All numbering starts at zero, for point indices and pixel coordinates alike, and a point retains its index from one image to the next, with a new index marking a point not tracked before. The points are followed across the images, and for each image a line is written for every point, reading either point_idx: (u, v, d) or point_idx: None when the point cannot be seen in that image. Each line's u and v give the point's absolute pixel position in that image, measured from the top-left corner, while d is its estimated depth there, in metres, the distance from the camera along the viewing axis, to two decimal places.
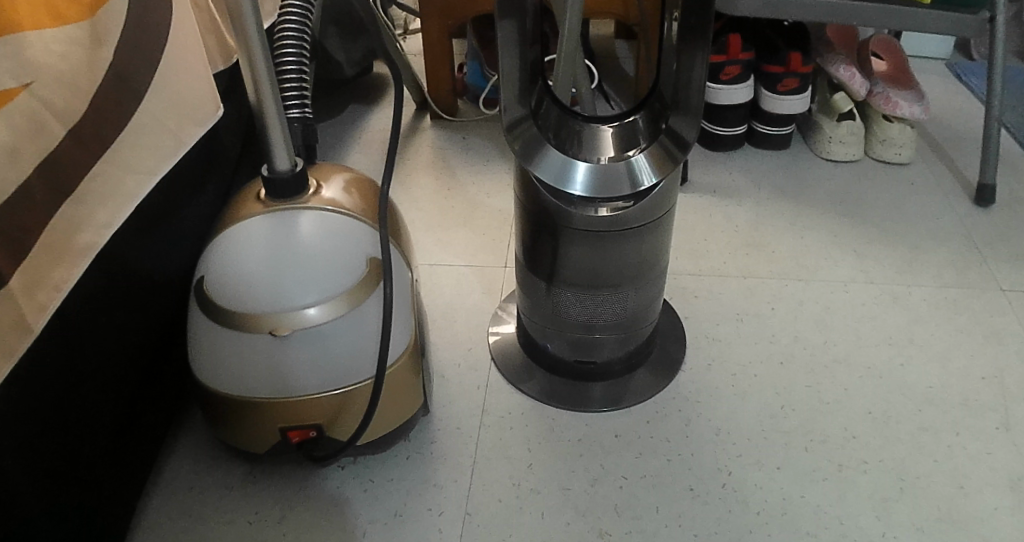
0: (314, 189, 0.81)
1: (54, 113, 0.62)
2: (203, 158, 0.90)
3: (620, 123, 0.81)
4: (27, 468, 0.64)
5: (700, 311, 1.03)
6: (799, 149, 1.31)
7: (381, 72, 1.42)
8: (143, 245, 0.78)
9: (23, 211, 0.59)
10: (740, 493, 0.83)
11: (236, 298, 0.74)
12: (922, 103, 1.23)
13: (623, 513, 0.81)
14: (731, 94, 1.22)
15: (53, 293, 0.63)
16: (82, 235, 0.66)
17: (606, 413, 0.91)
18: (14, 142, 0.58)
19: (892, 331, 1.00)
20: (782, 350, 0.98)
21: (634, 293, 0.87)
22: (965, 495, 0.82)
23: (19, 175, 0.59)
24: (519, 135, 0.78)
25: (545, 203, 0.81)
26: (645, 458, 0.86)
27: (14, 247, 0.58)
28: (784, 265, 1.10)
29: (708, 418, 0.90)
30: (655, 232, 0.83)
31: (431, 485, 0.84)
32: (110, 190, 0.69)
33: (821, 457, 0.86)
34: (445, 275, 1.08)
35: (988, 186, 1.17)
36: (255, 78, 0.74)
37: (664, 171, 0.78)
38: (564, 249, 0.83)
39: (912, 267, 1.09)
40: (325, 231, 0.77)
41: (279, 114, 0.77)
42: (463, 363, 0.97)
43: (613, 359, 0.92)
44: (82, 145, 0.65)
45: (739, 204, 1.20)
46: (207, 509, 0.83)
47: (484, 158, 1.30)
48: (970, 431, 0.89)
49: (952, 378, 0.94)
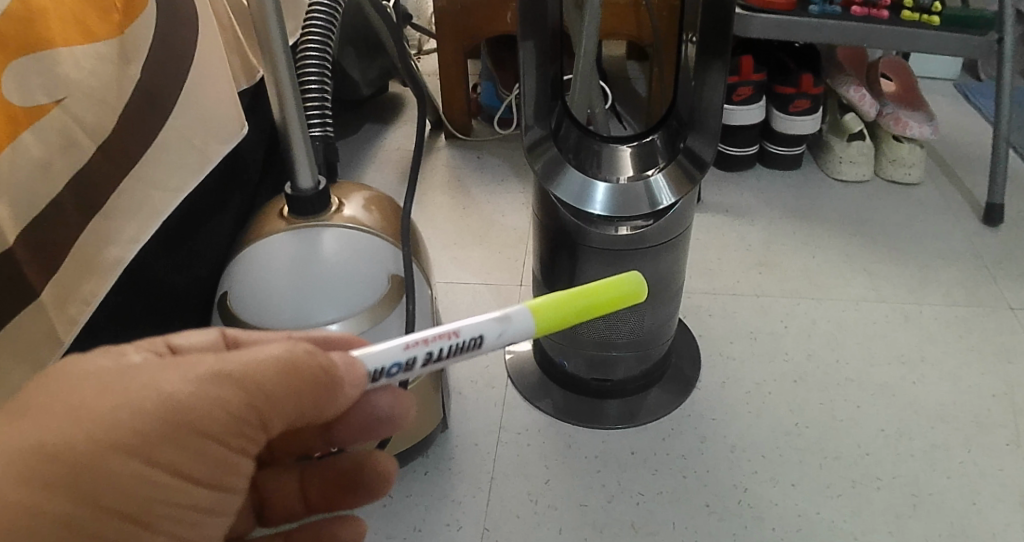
0: (336, 206, 0.82)
1: (86, 128, 0.64)
2: (227, 176, 0.91)
3: (638, 144, 0.83)
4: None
5: (714, 329, 1.04)
6: (809, 170, 1.32)
7: (396, 92, 1.44)
8: (167, 261, 0.79)
9: (53, 225, 0.62)
10: (755, 509, 0.83)
11: (260, 314, 0.75)
12: (932, 123, 1.24)
13: (640, 528, 0.82)
14: (744, 116, 1.23)
15: (82, 306, 0.65)
16: (110, 249, 0.67)
17: (621, 430, 0.92)
18: (45, 156, 0.61)
19: (904, 348, 1.01)
20: (796, 369, 0.98)
21: (652, 311, 0.87)
22: (978, 511, 0.83)
23: (49, 189, 0.61)
24: (539, 155, 0.80)
25: (564, 222, 0.82)
26: (661, 474, 0.87)
27: (44, 261, 0.61)
28: (796, 283, 1.10)
29: (724, 435, 0.91)
30: (672, 251, 0.84)
31: (450, 501, 0.85)
32: (138, 204, 0.70)
33: (835, 473, 0.87)
34: (462, 292, 1.09)
35: (996, 206, 1.18)
36: (282, 98, 0.75)
37: (682, 190, 0.79)
38: (583, 267, 0.84)
39: (923, 287, 1.09)
40: (346, 248, 0.78)
41: (303, 133, 0.78)
42: (480, 380, 0.98)
43: (629, 377, 0.93)
44: (112, 160, 0.66)
45: (751, 223, 1.21)
46: None
47: (498, 177, 1.31)
48: (982, 447, 0.89)
49: (963, 396, 0.95)
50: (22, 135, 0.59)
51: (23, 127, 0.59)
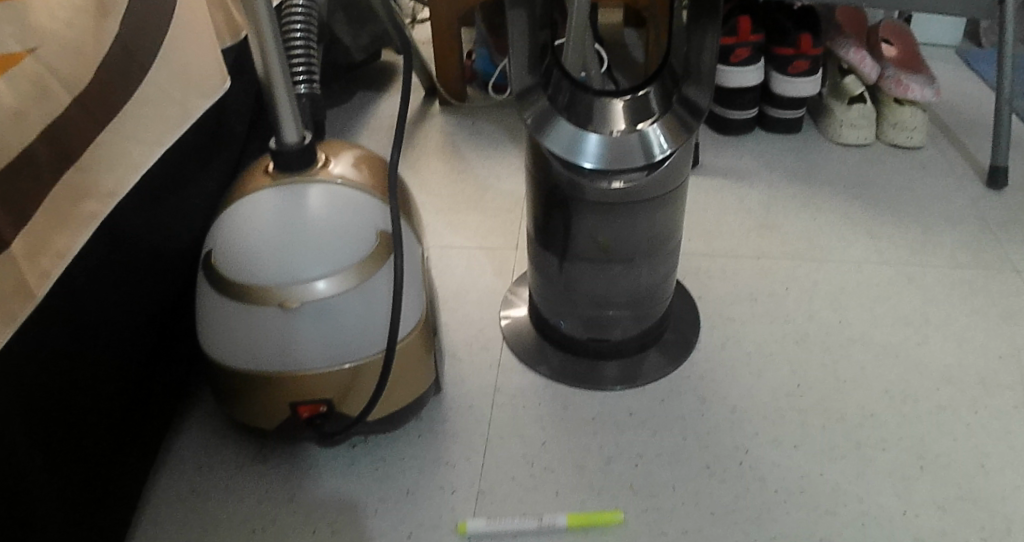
0: (322, 162, 0.80)
1: (60, 78, 0.60)
2: (211, 135, 0.88)
3: (632, 97, 0.78)
4: (33, 451, 0.62)
5: (714, 291, 1.02)
6: (810, 134, 1.30)
7: (387, 59, 1.43)
8: (152, 219, 0.77)
9: (28, 174, 0.56)
10: (756, 471, 0.82)
11: (244, 271, 0.73)
12: (933, 86, 1.22)
13: (639, 491, 0.80)
14: (742, 77, 1.21)
15: (56, 259, 0.59)
16: (89, 202, 0.63)
17: (619, 391, 0.90)
18: (20, 105, 0.56)
19: (908, 311, 0.98)
20: (798, 329, 0.96)
21: (648, 267, 0.85)
22: (986, 474, 0.81)
23: (22, 138, 0.56)
24: (530, 106, 0.78)
25: (557, 177, 0.80)
26: (659, 436, 0.85)
27: (17, 212, 0.55)
28: (797, 245, 1.08)
29: (724, 397, 0.89)
30: (668, 206, 0.82)
31: (443, 464, 0.83)
32: (114, 158, 0.66)
33: (839, 435, 0.85)
34: (456, 256, 1.07)
35: (1000, 169, 1.15)
36: (263, 49, 0.72)
37: (678, 142, 0.77)
38: (577, 223, 0.82)
39: (925, 249, 1.07)
40: (333, 204, 0.76)
41: (287, 86, 0.75)
42: (475, 342, 0.96)
43: (627, 337, 0.91)
44: (89, 114, 0.63)
45: (751, 185, 1.19)
46: (216, 489, 0.82)
47: (492, 143, 1.29)
48: (989, 409, 0.87)
49: (968, 358, 0.93)
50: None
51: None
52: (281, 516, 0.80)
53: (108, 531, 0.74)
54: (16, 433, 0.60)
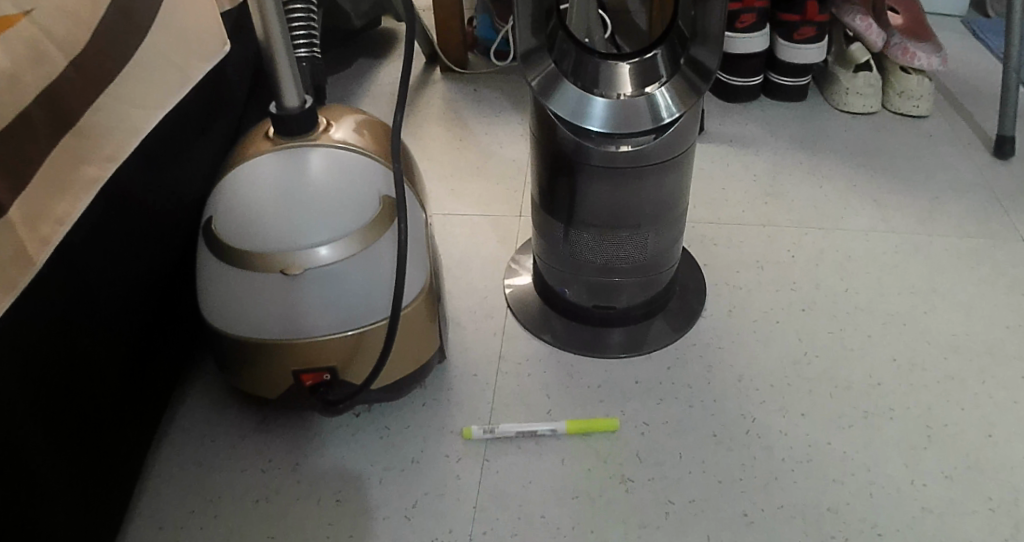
0: (324, 127, 0.78)
1: (56, 41, 0.56)
2: (210, 100, 0.87)
3: (640, 60, 0.75)
4: (34, 420, 0.61)
5: (719, 258, 1.01)
6: (815, 102, 1.28)
7: (388, 27, 1.42)
8: (151, 184, 0.76)
9: (23, 141, 0.53)
10: (764, 439, 0.81)
11: (245, 237, 0.72)
12: (941, 54, 1.20)
13: (645, 459, 0.80)
14: (747, 44, 1.20)
15: (57, 226, 0.56)
16: (86, 167, 0.60)
17: (624, 359, 0.89)
18: (13, 68, 0.52)
19: (915, 280, 0.98)
20: (804, 297, 0.95)
21: (654, 233, 0.84)
22: (994, 444, 0.80)
23: (17, 103, 0.53)
24: (536, 68, 0.76)
25: (563, 141, 0.79)
26: (666, 404, 0.84)
27: (13, 179, 0.52)
28: (804, 214, 1.07)
29: (730, 364, 0.88)
30: (675, 171, 0.81)
31: (448, 432, 0.82)
32: (115, 122, 0.63)
33: (846, 403, 0.84)
34: (460, 224, 1.06)
35: (1007, 138, 1.14)
36: (262, 10, 0.70)
37: (686, 105, 0.75)
38: (583, 187, 0.81)
39: (932, 218, 1.06)
40: (335, 169, 0.74)
41: (288, 51, 0.73)
42: (479, 310, 0.95)
43: (632, 305, 0.90)
44: (86, 79, 0.59)
45: (756, 153, 1.18)
46: (219, 458, 0.82)
47: (495, 110, 1.28)
48: (997, 379, 0.86)
49: (976, 327, 0.92)
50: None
51: None
52: (286, 485, 0.79)
53: (112, 501, 0.73)
54: (17, 400, 0.59)
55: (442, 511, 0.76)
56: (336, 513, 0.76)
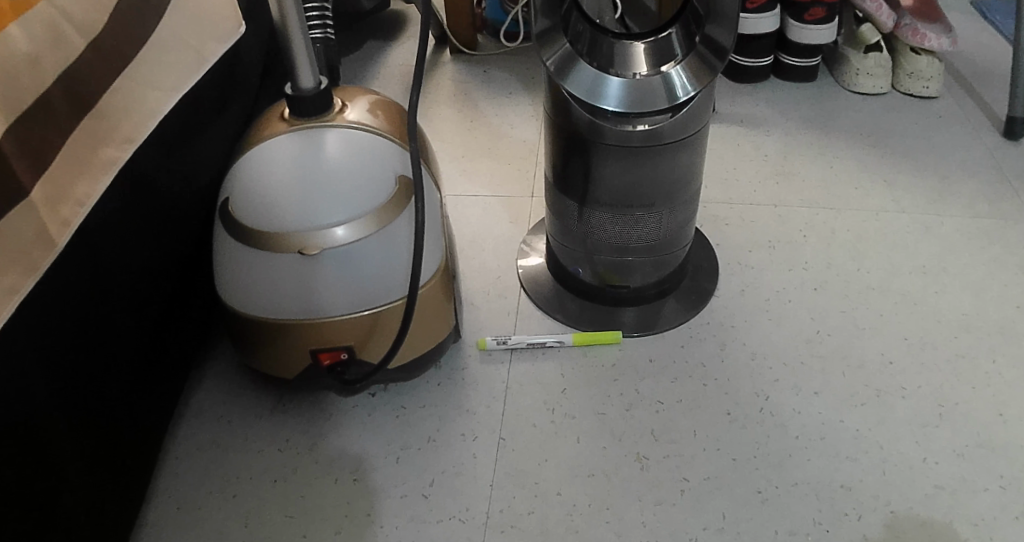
0: (338, 108, 0.78)
1: (75, 24, 0.55)
2: (225, 81, 0.87)
3: (654, 39, 0.75)
4: (54, 399, 0.61)
5: (732, 238, 1.01)
6: (824, 83, 1.28)
7: (398, 9, 1.42)
8: (167, 165, 0.76)
9: (42, 123, 0.52)
10: (777, 417, 0.81)
11: (262, 218, 0.72)
12: (951, 35, 1.21)
13: (659, 438, 0.80)
14: (758, 24, 1.20)
15: (76, 208, 0.55)
16: (104, 149, 0.58)
17: (638, 338, 0.90)
18: (33, 52, 0.52)
19: (926, 259, 0.98)
20: (817, 277, 0.96)
21: (668, 212, 0.85)
22: (1005, 423, 0.80)
23: (38, 84, 0.52)
24: (549, 48, 0.75)
25: (578, 119, 0.79)
26: (679, 383, 0.85)
27: (34, 159, 0.51)
28: (814, 194, 1.08)
29: (743, 343, 0.89)
30: (690, 149, 0.81)
31: (464, 411, 0.83)
32: (132, 104, 0.61)
33: (860, 381, 0.84)
34: (472, 204, 1.07)
35: (1018, 120, 1.13)
36: None
37: (702, 83, 0.74)
38: (598, 166, 0.81)
39: (942, 198, 1.06)
40: (350, 150, 0.74)
41: (302, 32, 0.73)
42: (492, 290, 0.96)
43: (645, 284, 0.91)
44: (105, 60, 0.58)
45: (767, 133, 1.18)
46: (236, 438, 0.82)
47: (505, 91, 1.28)
48: (1007, 358, 0.86)
49: (986, 306, 0.92)
50: (6, 27, 0.50)
51: (8, 20, 0.50)
52: (303, 464, 0.80)
53: (132, 480, 0.74)
54: (36, 379, 0.59)
55: (459, 490, 0.77)
56: (353, 491, 0.77)
